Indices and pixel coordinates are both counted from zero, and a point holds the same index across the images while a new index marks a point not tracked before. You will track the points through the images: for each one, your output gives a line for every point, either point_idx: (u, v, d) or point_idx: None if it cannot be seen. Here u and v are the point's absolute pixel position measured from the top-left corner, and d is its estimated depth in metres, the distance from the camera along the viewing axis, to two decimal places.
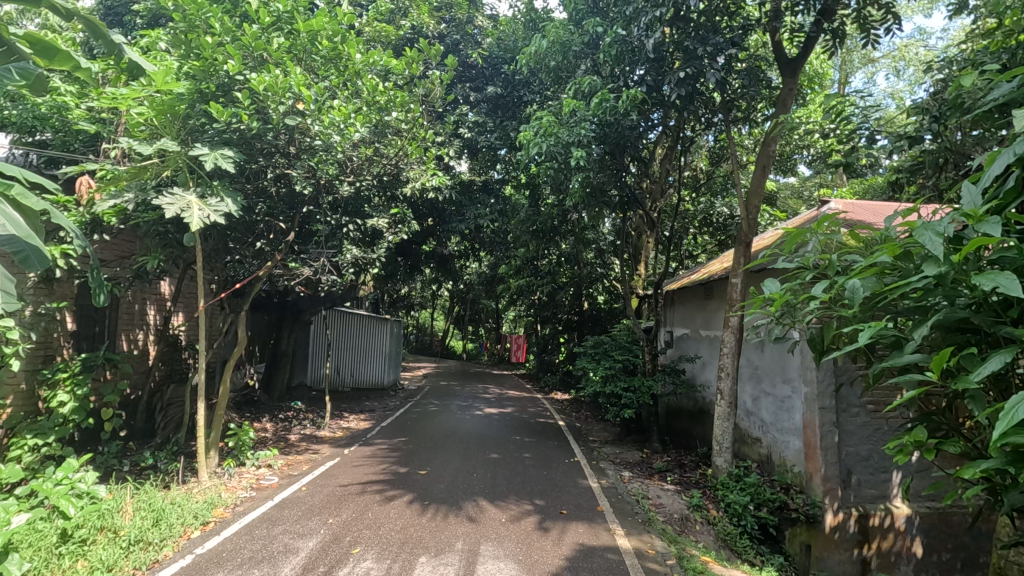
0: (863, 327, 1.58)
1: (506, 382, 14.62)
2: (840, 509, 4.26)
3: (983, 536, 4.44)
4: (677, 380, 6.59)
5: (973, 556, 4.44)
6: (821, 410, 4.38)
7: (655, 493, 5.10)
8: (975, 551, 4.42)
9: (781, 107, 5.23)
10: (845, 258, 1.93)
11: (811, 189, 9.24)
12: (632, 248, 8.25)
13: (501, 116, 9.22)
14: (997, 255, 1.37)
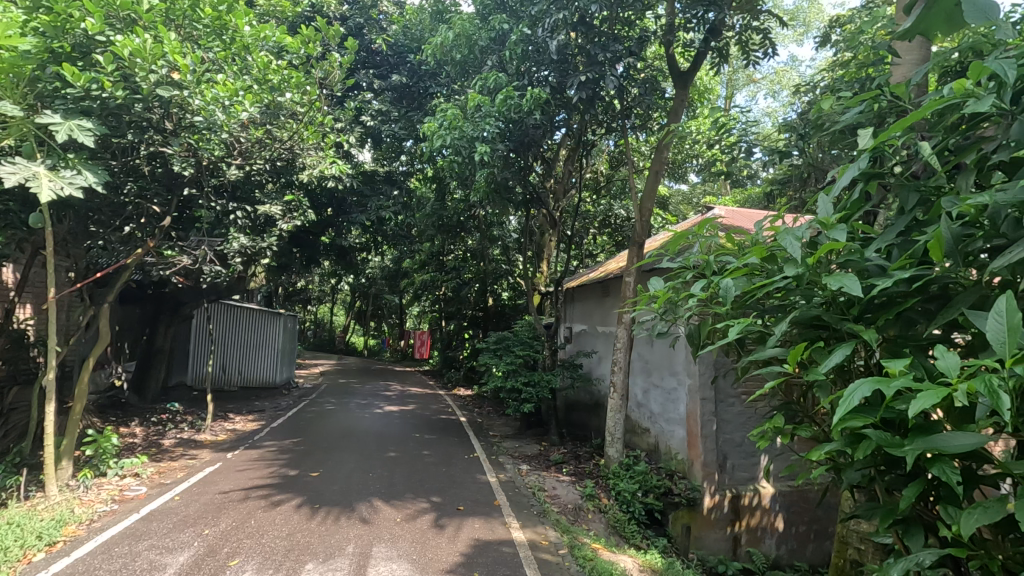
0: (734, 324, 1.70)
1: (409, 378, 14.35)
2: (716, 491, 4.63)
3: (833, 509, 4.91)
4: (574, 375, 6.82)
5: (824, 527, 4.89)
6: (702, 401, 4.75)
7: (551, 485, 5.24)
8: (827, 522, 4.87)
9: (673, 117, 5.58)
10: (721, 259, 2.06)
11: (700, 196, 9.95)
12: (535, 246, 8.41)
13: (406, 107, 9.00)
14: (844, 259, 1.52)
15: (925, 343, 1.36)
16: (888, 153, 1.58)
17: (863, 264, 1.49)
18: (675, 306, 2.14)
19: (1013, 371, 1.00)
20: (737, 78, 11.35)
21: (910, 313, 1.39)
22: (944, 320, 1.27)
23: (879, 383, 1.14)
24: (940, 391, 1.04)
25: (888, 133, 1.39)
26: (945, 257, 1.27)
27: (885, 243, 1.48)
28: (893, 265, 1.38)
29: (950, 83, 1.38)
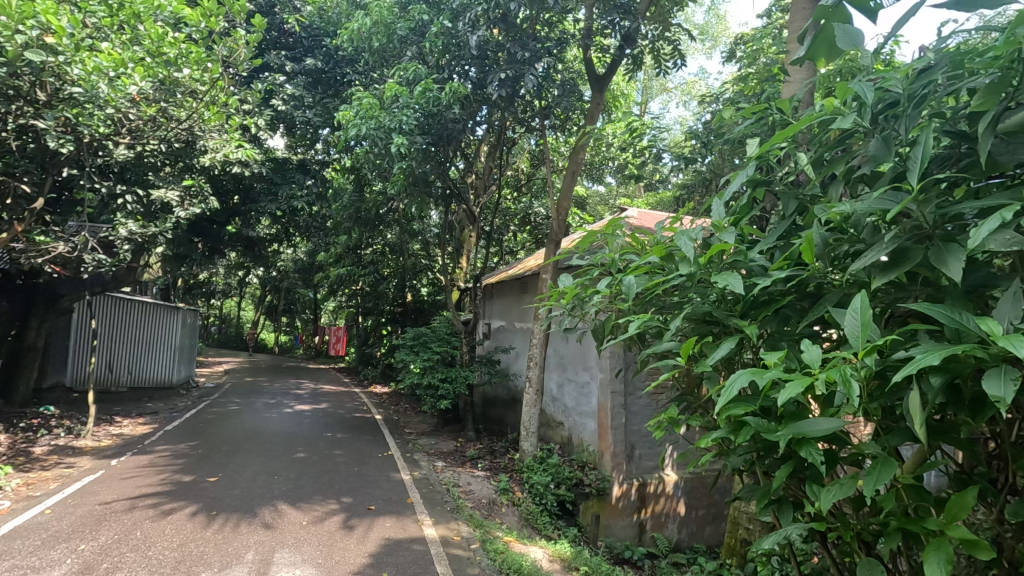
0: (634, 319, 1.78)
1: (322, 376, 13.81)
2: (624, 480, 4.84)
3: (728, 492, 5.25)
4: (491, 370, 6.86)
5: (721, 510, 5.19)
6: (612, 394, 4.95)
7: (466, 481, 5.25)
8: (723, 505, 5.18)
9: (590, 120, 5.75)
10: (624, 257, 2.16)
11: (615, 197, 10.32)
12: (455, 242, 8.38)
13: (321, 93, 8.62)
14: (731, 259, 1.64)
15: (799, 337, 1.49)
16: (773, 162, 1.71)
17: (748, 265, 1.61)
18: (582, 303, 2.21)
19: (864, 362, 1.11)
20: (652, 85, 11.88)
21: (786, 310, 1.51)
22: (814, 317, 1.40)
23: (756, 374, 1.23)
24: (806, 381, 1.13)
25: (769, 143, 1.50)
26: (815, 259, 1.40)
27: (767, 245, 1.60)
28: (773, 265, 1.49)
29: (821, 101, 1.52)
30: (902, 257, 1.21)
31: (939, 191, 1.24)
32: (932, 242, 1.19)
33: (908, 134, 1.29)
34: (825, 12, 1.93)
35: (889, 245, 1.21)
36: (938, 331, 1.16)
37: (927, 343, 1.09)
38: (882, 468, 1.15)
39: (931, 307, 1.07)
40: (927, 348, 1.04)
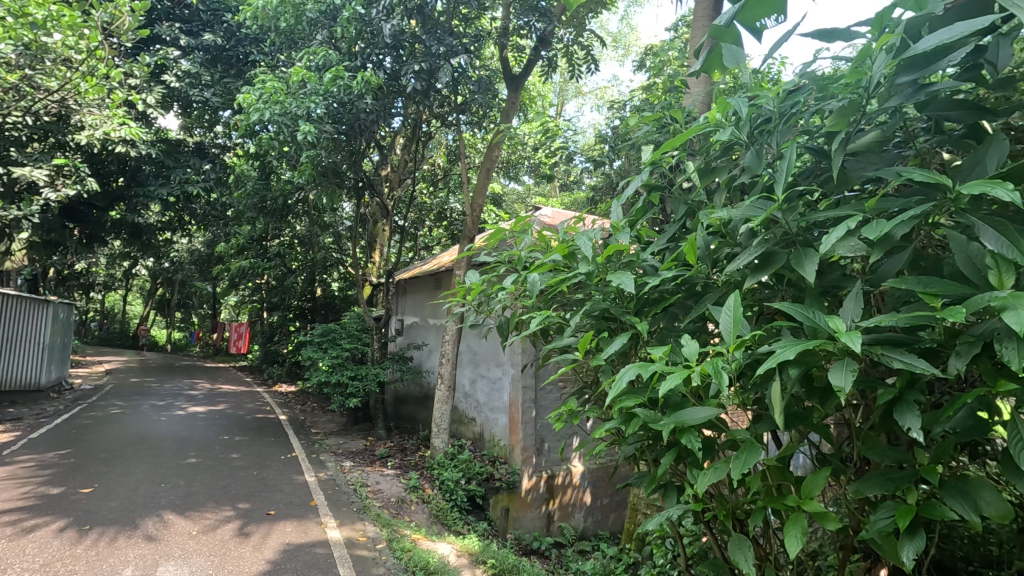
0: (536, 316, 1.83)
1: (221, 376, 12.90)
2: (533, 473, 4.94)
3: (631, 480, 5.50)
4: (404, 367, 6.75)
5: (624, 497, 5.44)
6: (524, 388, 5.03)
7: (374, 480, 5.14)
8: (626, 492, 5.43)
9: (506, 118, 5.81)
10: (530, 254, 2.20)
11: (532, 196, 10.48)
12: (368, 236, 8.14)
13: (221, 71, 8.01)
14: (626, 259, 1.73)
15: (684, 333, 1.60)
16: (665, 168, 1.82)
17: (641, 264, 1.71)
18: (488, 299, 2.24)
19: (735, 355, 1.22)
20: (568, 89, 12.20)
21: (674, 308, 1.63)
22: (697, 313, 1.51)
23: (642, 368, 1.30)
24: (685, 374, 1.22)
25: (660, 150, 1.59)
26: (698, 260, 1.51)
27: (658, 247, 1.71)
28: (663, 265, 1.59)
29: (706, 113, 1.63)
30: (769, 260, 1.33)
31: (801, 201, 1.38)
32: (795, 247, 1.32)
33: (778, 148, 1.42)
34: (718, 31, 2.04)
35: (759, 249, 1.33)
36: (798, 327, 1.28)
37: (788, 338, 1.21)
38: (749, 452, 1.26)
39: (791, 306, 1.19)
40: (786, 342, 1.16)
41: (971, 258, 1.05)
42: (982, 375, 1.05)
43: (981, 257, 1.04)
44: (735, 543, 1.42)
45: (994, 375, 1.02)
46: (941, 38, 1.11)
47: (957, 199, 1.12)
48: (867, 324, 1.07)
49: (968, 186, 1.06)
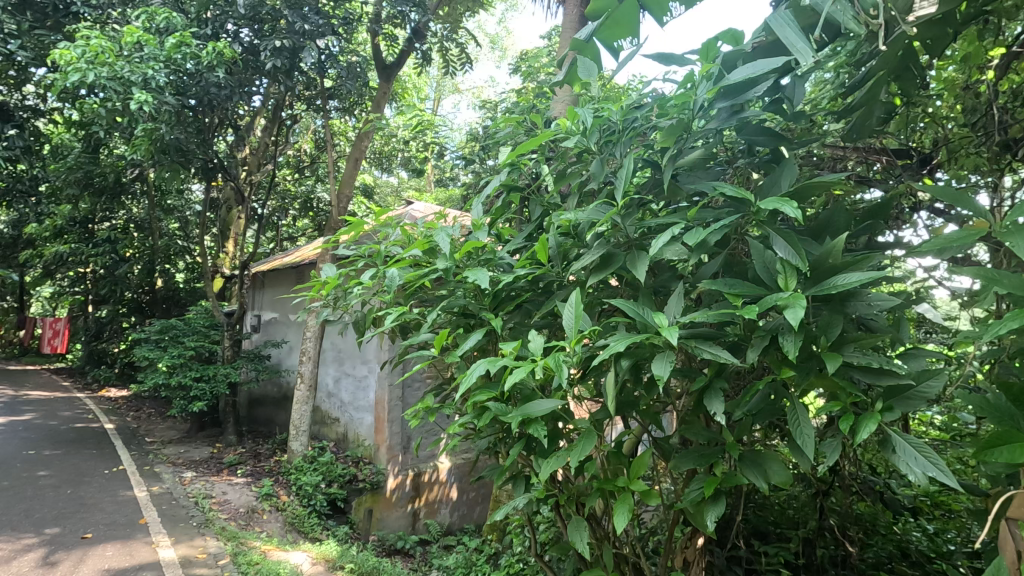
0: (393, 312, 1.81)
1: (28, 381, 10.95)
2: (399, 472, 4.85)
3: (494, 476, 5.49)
4: (259, 366, 6.27)
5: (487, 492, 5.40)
6: (390, 387, 4.91)
7: (220, 490, 4.71)
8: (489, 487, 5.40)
9: (377, 108, 5.65)
10: (391, 249, 2.16)
11: (406, 190, 10.28)
12: (220, 223, 7.42)
13: (28, 19, 6.57)
14: (483, 256, 1.77)
15: (535, 328, 1.67)
16: (522, 170, 1.88)
17: (496, 262, 1.76)
18: (345, 295, 2.16)
19: (575, 349, 1.30)
20: (445, 84, 12.14)
21: (527, 305, 1.70)
22: (546, 310, 1.59)
23: (491, 363, 1.34)
24: (530, 368, 1.28)
25: (515, 152, 1.65)
26: (549, 259, 1.58)
27: (514, 246, 1.77)
28: (517, 264, 1.65)
29: (559, 120, 1.71)
30: (609, 261, 1.44)
31: (638, 209, 1.50)
32: (631, 250, 1.44)
33: (620, 158, 1.53)
34: (578, 44, 2.16)
35: (600, 250, 1.43)
36: (632, 324, 1.40)
37: (621, 333, 1.31)
38: (585, 439, 1.35)
39: (626, 303, 1.28)
40: (619, 336, 1.26)
41: (767, 264, 1.22)
42: (771, 364, 1.23)
43: (774, 263, 1.20)
44: (573, 525, 1.52)
45: (779, 364, 1.20)
46: (748, 73, 1.27)
47: (756, 213, 1.30)
48: (684, 321, 1.20)
49: (765, 202, 1.23)
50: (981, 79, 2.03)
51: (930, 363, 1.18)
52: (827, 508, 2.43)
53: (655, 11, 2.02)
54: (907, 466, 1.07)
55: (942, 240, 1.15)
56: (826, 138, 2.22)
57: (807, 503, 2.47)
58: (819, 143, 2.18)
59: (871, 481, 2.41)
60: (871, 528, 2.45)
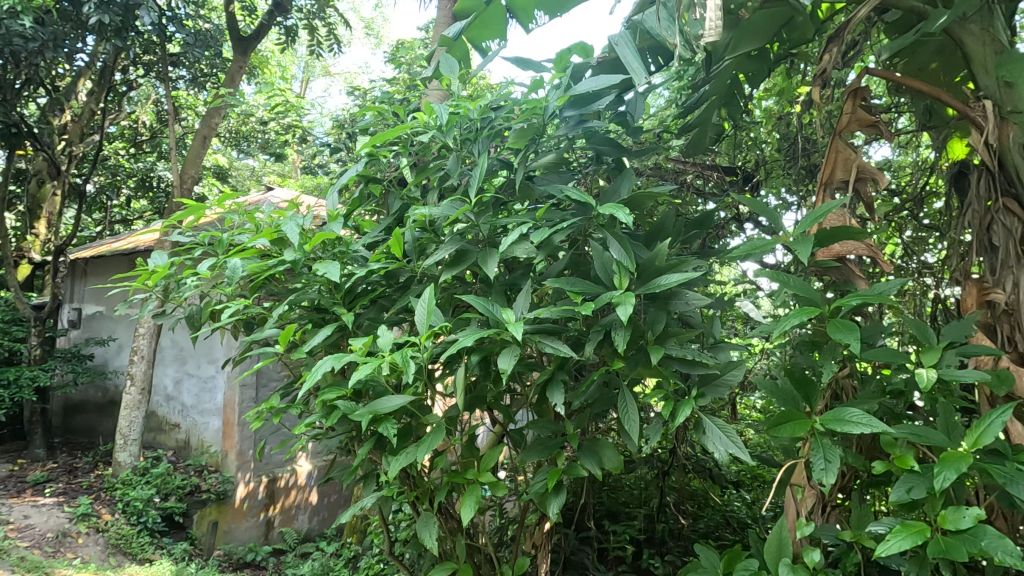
0: (233, 307, 1.67)
1: None
2: (251, 479, 4.47)
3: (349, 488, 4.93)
4: (79, 368, 5.41)
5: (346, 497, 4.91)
6: (241, 388, 4.49)
7: (20, 515, 4.03)
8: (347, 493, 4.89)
9: (231, 82, 5.17)
10: (235, 238, 1.97)
11: (267, 175, 9.50)
12: (28, 200, 6.30)
13: None
14: (335, 248, 1.69)
15: (388, 324, 1.64)
16: (381, 162, 1.82)
17: (351, 254, 1.70)
18: (179, 287, 1.94)
19: (426, 344, 1.30)
20: (314, 65, 11.44)
21: (382, 301, 1.67)
22: (400, 306, 1.57)
23: (337, 359, 1.29)
24: (376, 364, 1.25)
25: (371, 143, 1.60)
26: (403, 254, 1.56)
27: (370, 239, 1.72)
28: (371, 258, 1.60)
29: (416, 112, 1.67)
30: (462, 258, 1.47)
31: (492, 207, 1.54)
32: (483, 248, 1.48)
33: (477, 156, 1.55)
34: (446, 42, 2.14)
35: (454, 246, 1.45)
36: (483, 320, 1.43)
37: (470, 328, 1.34)
38: (433, 434, 1.36)
39: (476, 299, 1.31)
40: (468, 332, 1.28)
41: (605, 264, 1.31)
42: (606, 358, 1.33)
43: (611, 264, 1.30)
44: (422, 520, 1.53)
45: (612, 357, 1.30)
46: (591, 86, 1.39)
47: (598, 216, 1.39)
48: (529, 317, 1.25)
49: (604, 207, 1.32)
50: (791, 111, 2.34)
51: (734, 356, 1.36)
52: (668, 486, 2.70)
53: (521, 17, 2.07)
54: (713, 445, 1.22)
55: (745, 248, 1.33)
56: (669, 152, 2.43)
57: (651, 483, 2.71)
58: (663, 156, 2.39)
59: (703, 460, 2.72)
60: (704, 502, 2.75)
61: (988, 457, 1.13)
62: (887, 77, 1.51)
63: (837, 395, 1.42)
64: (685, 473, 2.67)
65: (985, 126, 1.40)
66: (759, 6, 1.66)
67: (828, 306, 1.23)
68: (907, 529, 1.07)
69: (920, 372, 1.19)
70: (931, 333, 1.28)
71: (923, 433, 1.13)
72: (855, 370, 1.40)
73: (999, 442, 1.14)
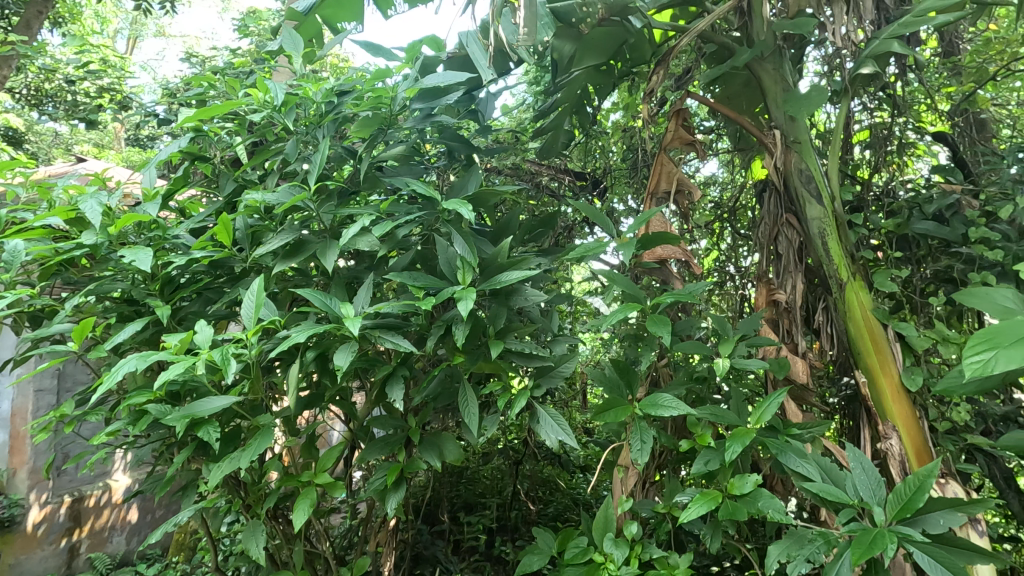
0: (10, 296, 1.39)
1: None
2: (48, 501, 3.76)
3: (175, 503, 4.28)
4: None
5: (170, 510, 4.24)
6: (36, 393, 3.76)
7: None
8: (174, 505, 4.24)
9: (26, 30, 4.32)
10: (17, 213, 1.64)
11: (79, 145, 8.11)
12: None
13: None
14: (148, 233, 1.49)
15: (214, 318, 1.48)
16: (212, 139, 1.65)
17: (170, 241, 1.51)
18: None
19: (253, 340, 1.20)
20: (143, 23, 9.98)
21: (208, 293, 1.52)
22: (228, 299, 1.43)
23: (144, 358, 1.14)
24: (193, 363, 1.13)
25: (194, 117, 1.44)
26: (232, 241, 1.43)
27: (195, 224, 1.54)
28: (193, 245, 1.45)
29: (250, 89, 1.53)
30: (301, 248, 1.40)
31: (334, 196, 1.47)
32: (324, 238, 1.41)
33: (319, 142, 1.47)
34: (294, 16, 2.00)
35: (290, 236, 1.37)
36: (322, 315, 1.37)
37: (305, 323, 1.27)
38: (262, 436, 1.27)
39: (312, 292, 1.23)
40: (303, 326, 1.21)
41: (449, 260, 1.32)
42: (448, 353, 1.34)
43: (454, 259, 1.31)
44: (250, 530, 1.42)
45: (453, 351, 1.32)
46: (438, 80, 1.40)
47: (443, 212, 1.39)
48: (369, 311, 1.22)
49: (448, 203, 1.33)
50: (634, 125, 2.44)
51: (569, 348, 1.46)
52: (522, 475, 2.77)
53: (379, 2, 2.02)
54: (547, 434, 1.29)
55: (580, 248, 1.42)
56: (525, 154, 2.51)
57: (506, 473, 2.77)
58: (519, 157, 2.47)
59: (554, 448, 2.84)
60: (554, 488, 2.88)
61: (766, 431, 1.34)
62: (705, 104, 1.72)
63: (656, 382, 1.58)
64: (536, 462, 2.77)
65: (774, 153, 1.66)
66: (597, 24, 1.79)
67: (648, 303, 1.37)
68: (703, 496, 1.23)
69: (718, 360, 1.37)
70: (728, 327, 1.48)
71: (719, 413, 1.31)
72: (671, 360, 1.57)
73: (775, 418, 1.35)
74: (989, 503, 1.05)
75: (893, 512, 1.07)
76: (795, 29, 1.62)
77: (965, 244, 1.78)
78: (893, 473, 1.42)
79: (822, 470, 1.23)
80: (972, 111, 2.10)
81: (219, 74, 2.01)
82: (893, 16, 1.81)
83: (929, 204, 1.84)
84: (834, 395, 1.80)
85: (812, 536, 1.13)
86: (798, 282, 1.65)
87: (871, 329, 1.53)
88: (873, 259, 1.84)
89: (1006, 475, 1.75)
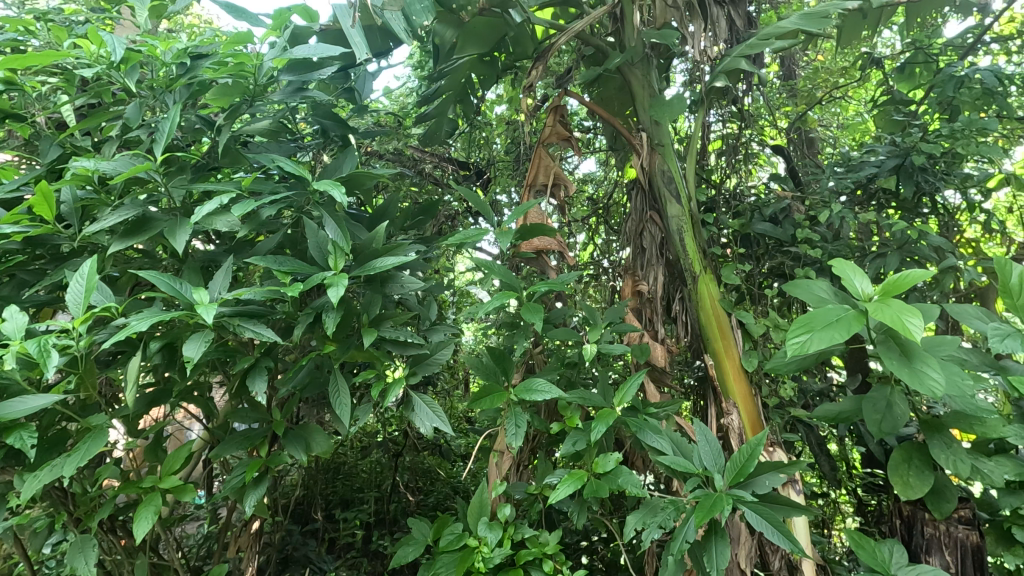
0: None
1: None
2: None
3: None
4: None
5: None
6: None
7: None
8: None
9: None
10: None
11: None
12: None
13: None
14: None
15: (31, 304, 1.27)
16: (27, 94, 1.39)
17: None
18: None
19: (80, 330, 1.04)
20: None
21: (24, 276, 1.30)
22: (49, 282, 1.23)
23: None
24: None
25: (1, 66, 1.20)
26: (55, 216, 1.23)
27: (6, 193, 1.30)
28: (3, 219, 1.22)
29: (79, 39, 1.31)
30: (144, 226, 1.24)
31: (184, 170, 1.32)
32: (173, 216, 1.26)
33: (170, 109, 1.32)
34: None
35: (130, 212, 1.21)
36: (169, 301, 1.23)
37: (148, 310, 1.13)
38: (93, 439, 1.11)
39: (157, 275, 1.09)
40: (145, 314, 1.07)
41: (320, 244, 1.24)
42: (316, 341, 1.28)
43: (326, 244, 1.24)
44: (79, 546, 1.24)
45: (322, 340, 1.26)
46: (307, 52, 1.31)
47: (314, 193, 1.31)
48: (226, 298, 1.11)
49: (319, 183, 1.25)
50: (517, 118, 2.46)
51: (446, 336, 1.46)
52: (403, 467, 2.72)
53: None
54: (421, 421, 1.28)
55: (459, 236, 1.42)
56: (408, 139, 2.44)
57: (386, 466, 2.70)
58: (401, 142, 2.39)
59: (434, 437, 2.82)
60: (434, 477, 2.86)
61: (628, 411, 1.44)
62: (583, 103, 1.79)
63: (530, 368, 1.63)
64: (416, 452, 2.73)
65: (641, 153, 1.79)
66: (477, 14, 1.81)
67: (524, 292, 1.41)
68: (571, 476, 1.29)
69: (588, 346, 1.44)
70: (597, 316, 1.57)
71: (586, 396, 1.38)
72: (545, 347, 1.64)
73: (635, 398, 1.46)
74: (803, 465, 1.22)
75: (730, 477, 1.21)
76: (662, 40, 1.75)
77: (794, 244, 2.05)
78: (733, 443, 1.60)
79: (674, 444, 1.35)
80: (803, 128, 2.41)
81: (39, 18, 1.69)
82: (742, 37, 2.03)
83: (767, 208, 2.10)
84: (688, 376, 1.98)
85: (664, 505, 1.24)
86: (658, 274, 1.79)
87: (718, 317, 1.71)
88: (722, 255, 2.05)
89: (820, 441, 2.09)
